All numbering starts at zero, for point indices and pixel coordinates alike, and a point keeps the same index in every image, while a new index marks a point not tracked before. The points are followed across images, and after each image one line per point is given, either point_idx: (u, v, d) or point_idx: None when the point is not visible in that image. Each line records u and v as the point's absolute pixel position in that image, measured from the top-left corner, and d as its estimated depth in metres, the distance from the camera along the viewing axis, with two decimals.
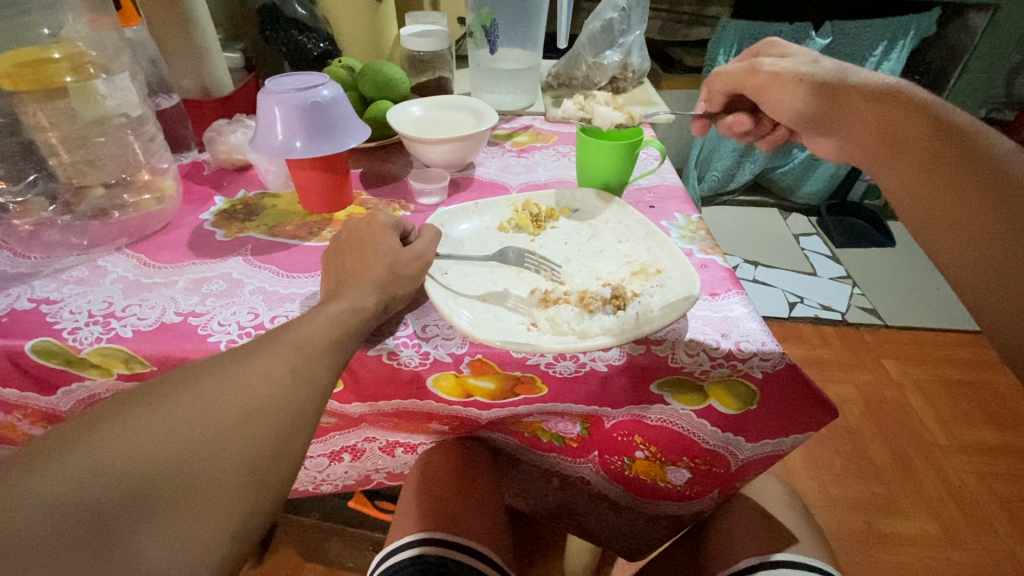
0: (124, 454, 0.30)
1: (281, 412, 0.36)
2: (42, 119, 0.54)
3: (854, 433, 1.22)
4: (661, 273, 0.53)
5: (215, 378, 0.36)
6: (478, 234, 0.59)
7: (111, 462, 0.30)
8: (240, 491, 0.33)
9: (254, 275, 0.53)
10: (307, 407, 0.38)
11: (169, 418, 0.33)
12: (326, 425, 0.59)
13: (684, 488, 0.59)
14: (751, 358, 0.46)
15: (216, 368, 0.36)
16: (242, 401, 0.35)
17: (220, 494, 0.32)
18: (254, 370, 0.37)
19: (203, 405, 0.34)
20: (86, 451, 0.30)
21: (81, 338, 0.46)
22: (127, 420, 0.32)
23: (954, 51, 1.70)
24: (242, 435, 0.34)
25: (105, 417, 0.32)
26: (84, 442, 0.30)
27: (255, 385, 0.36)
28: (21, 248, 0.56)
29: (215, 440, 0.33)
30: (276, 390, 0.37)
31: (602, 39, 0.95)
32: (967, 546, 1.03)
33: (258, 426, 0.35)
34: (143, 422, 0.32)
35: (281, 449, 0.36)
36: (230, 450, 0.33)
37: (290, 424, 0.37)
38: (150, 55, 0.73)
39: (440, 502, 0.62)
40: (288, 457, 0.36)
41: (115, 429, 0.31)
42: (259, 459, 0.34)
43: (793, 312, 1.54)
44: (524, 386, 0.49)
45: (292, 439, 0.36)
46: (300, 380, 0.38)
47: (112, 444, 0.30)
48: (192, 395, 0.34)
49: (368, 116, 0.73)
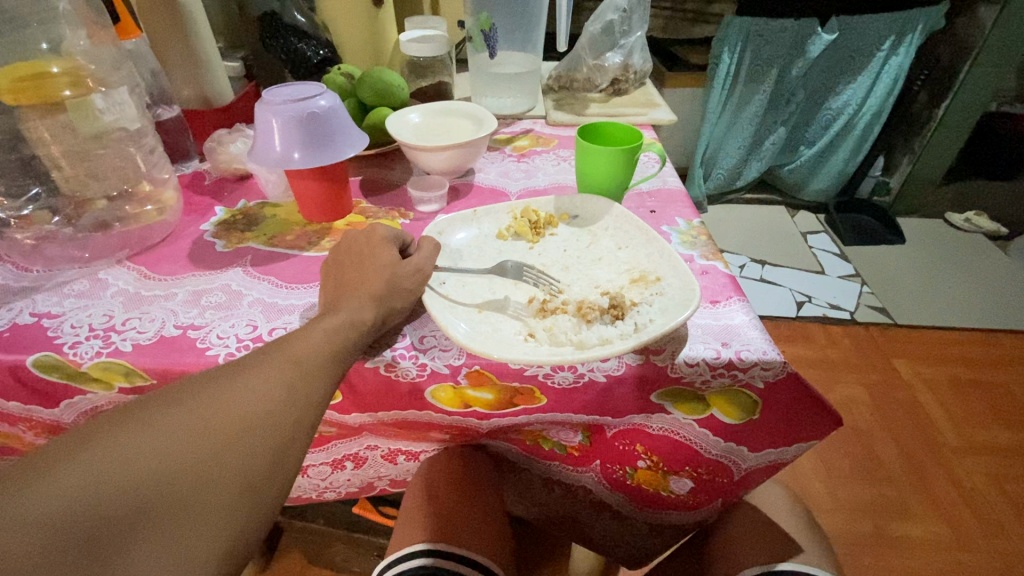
0: (119, 470, 0.30)
1: (276, 427, 0.36)
2: (43, 134, 0.54)
3: (863, 435, 1.20)
4: (660, 280, 0.52)
5: (212, 393, 0.36)
6: (476, 243, 0.59)
7: (105, 478, 0.30)
8: (234, 508, 0.33)
9: (254, 286, 0.54)
10: (302, 422, 0.38)
11: (165, 433, 0.33)
12: (327, 435, 0.60)
13: (687, 497, 0.58)
14: (752, 367, 0.45)
15: (213, 382, 0.36)
16: (237, 416, 0.35)
17: (214, 511, 0.32)
18: (252, 385, 0.37)
19: (198, 421, 0.34)
20: (80, 466, 0.30)
21: (81, 352, 0.46)
22: (123, 435, 0.32)
23: (964, 47, 1.66)
24: (238, 450, 0.34)
25: (102, 431, 0.32)
26: (78, 457, 0.30)
27: (252, 400, 0.36)
28: (24, 262, 0.56)
29: (209, 457, 0.33)
30: (271, 405, 0.37)
31: (603, 41, 0.99)
32: (981, 549, 1.02)
33: (254, 441, 0.35)
34: (138, 438, 0.32)
35: (276, 465, 0.35)
36: (224, 466, 0.33)
37: (283, 442, 0.36)
38: (151, 68, 0.71)
39: (442, 510, 0.62)
40: (283, 471, 0.36)
41: (109, 446, 0.31)
42: (253, 475, 0.34)
43: (801, 312, 1.52)
44: (523, 396, 0.49)
45: (285, 455, 0.36)
46: (296, 393, 0.38)
47: (105, 459, 0.30)
48: (189, 410, 0.34)
49: (367, 123, 0.72)
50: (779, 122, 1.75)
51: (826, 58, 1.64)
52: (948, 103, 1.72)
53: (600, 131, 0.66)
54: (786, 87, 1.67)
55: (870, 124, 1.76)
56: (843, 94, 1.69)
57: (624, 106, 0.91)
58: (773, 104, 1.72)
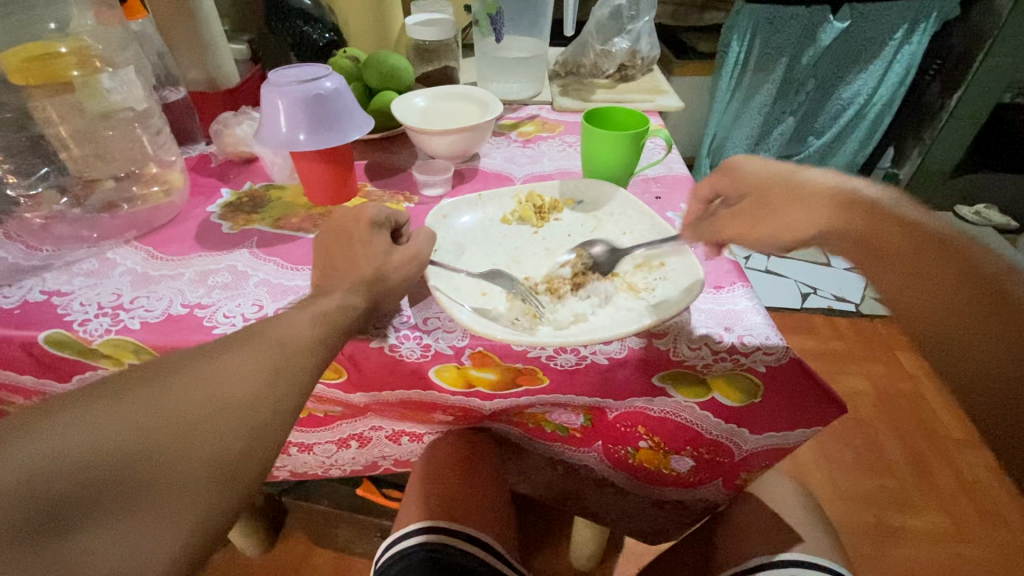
0: (86, 447, 0.30)
1: (254, 410, 0.36)
2: (51, 114, 0.55)
3: (865, 426, 1.20)
4: (664, 265, 0.53)
5: (192, 371, 0.36)
6: (480, 227, 0.59)
7: (71, 453, 0.30)
8: (205, 487, 0.33)
9: (259, 267, 0.54)
10: (281, 404, 0.38)
11: (138, 409, 0.32)
12: (332, 415, 0.60)
13: (688, 476, 0.59)
14: (754, 351, 0.46)
15: (193, 362, 0.36)
16: (215, 396, 0.35)
17: (185, 488, 0.32)
18: (234, 365, 0.37)
19: (173, 399, 0.34)
20: (48, 439, 0.29)
21: (91, 329, 0.47)
22: (95, 409, 0.31)
23: (977, 36, 1.62)
24: (211, 433, 0.34)
25: (71, 403, 0.31)
26: (45, 429, 0.30)
27: (231, 380, 0.36)
28: (33, 241, 0.57)
29: (182, 436, 0.33)
30: (248, 388, 0.37)
31: (612, 26, 1.00)
32: (979, 540, 1.02)
33: (228, 423, 0.35)
34: (110, 412, 0.32)
35: (252, 446, 0.36)
36: (196, 445, 0.33)
37: (261, 424, 0.36)
38: (158, 50, 0.72)
39: (445, 488, 0.63)
40: (253, 459, 0.36)
41: (79, 420, 0.31)
42: (225, 458, 0.34)
43: (805, 304, 1.51)
44: (525, 376, 0.49)
45: (263, 437, 0.36)
46: (276, 378, 0.38)
47: (75, 434, 0.30)
48: (164, 388, 0.34)
49: (373, 108, 0.73)
50: (788, 112, 1.71)
51: (836, 49, 1.59)
52: (960, 94, 1.69)
53: (606, 115, 0.66)
54: (796, 76, 1.64)
55: (880, 115, 1.72)
56: (853, 84, 1.64)
57: (631, 93, 0.90)
58: (783, 93, 1.67)
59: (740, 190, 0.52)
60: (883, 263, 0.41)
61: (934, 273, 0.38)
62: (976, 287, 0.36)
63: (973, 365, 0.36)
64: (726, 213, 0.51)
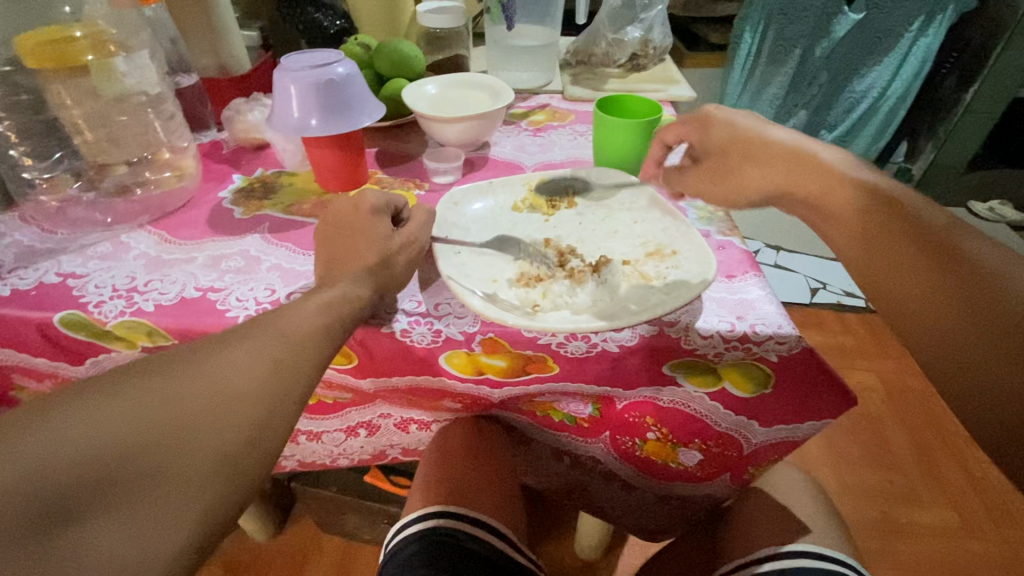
0: (89, 439, 0.30)
1: (260, 402, 0.36)
2: (66, 98, 0.56)
3: (873, 422, 1.19)
4: (676, 254, 0.53)
5: (196, 364, 0.36)
6: (491, 214, 0.59)
7: (73, 447, 0.30)
8: (209, 478, 0.33)
9: (272, 252, 0.54)
10: (288, 395, 0.38)
11: (142, 402, 0.33)
12: (342, 401, 0.61)
13: (696, 471, 0.59)
14: (766, 340, 0.46)
15: (196, 356, 0.36)
16: (219, 389, 0.35)
17: (188, 481, 0.32)
18: (239, 358, 0.37)
19: (176, 393, 0.34)
20: (52, 432, 0.30)
21: (106, 311, 0.47)
22: (98, 402, 0.32)
23: (995, 29, 1.58)
24: (215, 425, 0.34)
25: (65, 399, 0.32)
26: (49, 422, 0.30)
27: (236, 373, 0.36)
28: (48, 224, 0.58)
29: (185, 429, 0.33)
30: (253, 380, 0.37)
31: (625, 15, 0.99)
32: (986, 538, 1.01)
33: (233, 416, 0.35)
34: (113, 405, 0.32)
35: (258, 436, 0.36)
36: (200, 438, 0.33)
37: (268, 416, 0.36)
38: (171, 36, 0.73)
39: (457, 474, 0.63)
40: (260, 450, 0.36)
41: (84, 412, 0.31)
42: (230, 450, 0.34)
43: (815, 299, 1.50)
44: (535, 364, 0.49)
45: (270, 428, 0.36)
46: (284, 370, 0.38)
47: (78, 428, 0.31)
48: (167, 382, 0.34)
49: (384, 95, 0.73)
50: (800, 105, 1.70)
51: (851, 41, 1.57)
52: (976, 88, 1.66)
53: (617, 103, 0.66)
54: (808, 69, 1.63)
55: (894, 109, 1.69)
56: (867, 76, 1.62)
57: (643, 83, 0.90)
58: (795, 87, 1.67)
59: (706, 145, 0.53)
60: (839, 223, 0.44)
61: (885, 230, 0.41)
62: (934, 248, 0.39)
63: (917, 308, 0.39)
64: (692, 171, 0.54)
